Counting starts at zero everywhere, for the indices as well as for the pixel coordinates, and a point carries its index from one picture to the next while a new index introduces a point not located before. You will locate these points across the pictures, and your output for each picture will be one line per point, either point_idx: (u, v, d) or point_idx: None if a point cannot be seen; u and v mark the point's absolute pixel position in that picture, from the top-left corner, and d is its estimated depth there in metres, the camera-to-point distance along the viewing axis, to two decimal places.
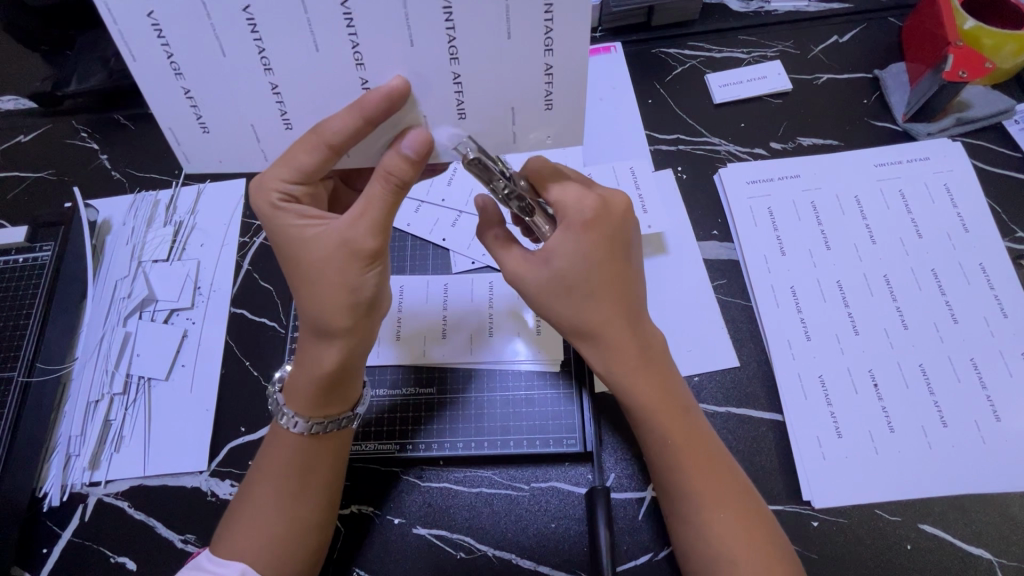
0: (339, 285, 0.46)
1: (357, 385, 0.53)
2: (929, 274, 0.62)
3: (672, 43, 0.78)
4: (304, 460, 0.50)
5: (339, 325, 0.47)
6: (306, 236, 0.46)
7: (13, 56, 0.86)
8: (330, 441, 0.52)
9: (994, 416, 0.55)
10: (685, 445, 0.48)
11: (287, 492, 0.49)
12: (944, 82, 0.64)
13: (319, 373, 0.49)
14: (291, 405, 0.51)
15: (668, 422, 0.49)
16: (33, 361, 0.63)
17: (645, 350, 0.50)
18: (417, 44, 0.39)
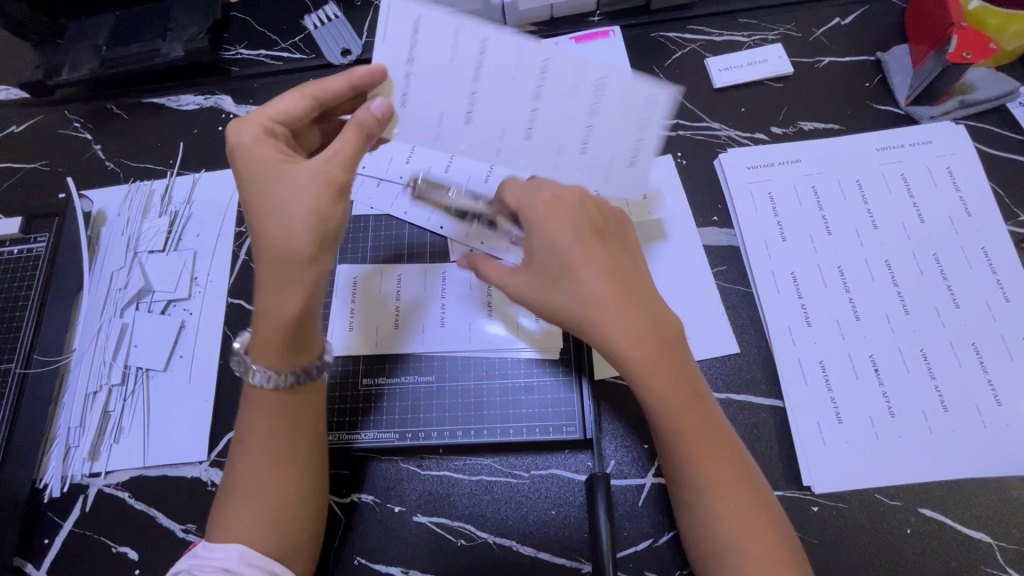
0: (310, 212, 0.47)
1: (318, 333, 0.52)
2: (930, 258, 0.61)
3: (671, 27, 0.77)
4: (287, 419, 0.50)
5: (302, 257, 0.47)
6: (278, 164, 0.49)
7: (4, 46, 0.85)
8: (301, 394, 0.51)
9: (995, 400, 0.55)
10: (688, 420, 0.47)
11: (276, 458, 0.49)
12: (948, 63, 0.63)
13: (283, 316, 0.48)
14: (257, 360, 0.49)
15: (669, 400, 0.47)
16: (30, 353, 0.63)
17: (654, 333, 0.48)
18: (519, 78, 0.49)
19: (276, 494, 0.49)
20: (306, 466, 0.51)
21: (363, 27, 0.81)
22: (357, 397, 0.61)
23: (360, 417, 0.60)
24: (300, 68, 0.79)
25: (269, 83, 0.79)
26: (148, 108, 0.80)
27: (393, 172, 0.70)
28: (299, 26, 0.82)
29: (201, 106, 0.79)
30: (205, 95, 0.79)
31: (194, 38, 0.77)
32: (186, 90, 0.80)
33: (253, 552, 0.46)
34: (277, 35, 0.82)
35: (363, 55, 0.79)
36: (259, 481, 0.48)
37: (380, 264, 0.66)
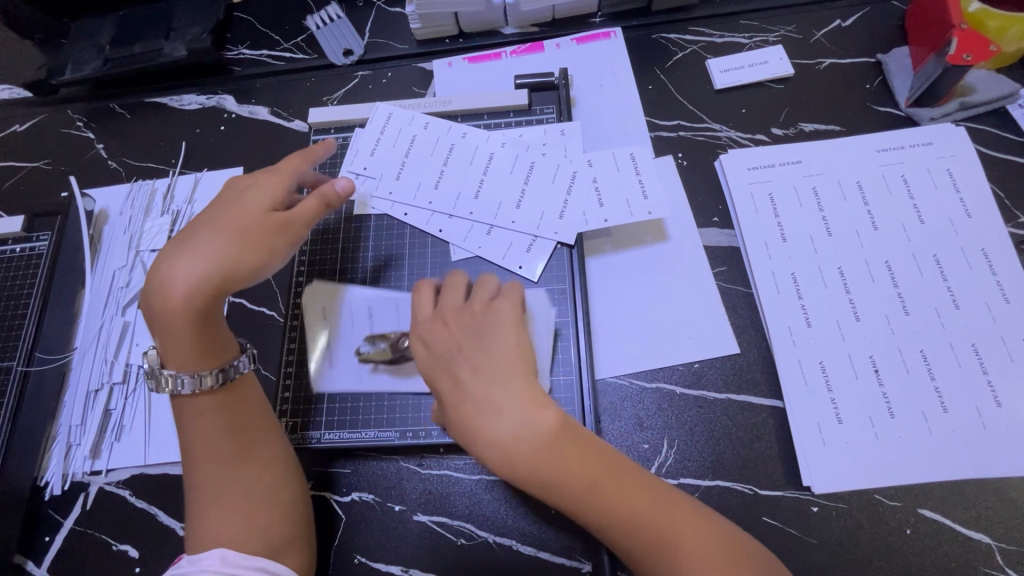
0: (237, 234, 0.52)
1: (222, 343, 0.53)
2: (930, 260, 0.61)
3: (673, 28, 0.77)
4: (234, 417, 0.53)
5: (204, 283, 0.50)
6: (240, 200, 0.55)
7: (9, 45, 0.85)
8: (242, 399, 0.54)
9: (995, 401, 0.55)
10: (591, 496, 0.44)
11: (235, 455, 0.51)
12: (948, 65, 0.63)
13: (192, 314, 0.50)
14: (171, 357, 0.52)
15: (562, 483, 0.44)
16: (32, 351, 0.63)
17: (540, 434, 0.45)
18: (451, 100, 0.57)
19: (241, 504, 0.49)
20: (262, 472, 0.52)
21: (366, 28, 0.81)
22: (357, 397, 0.61)
23: (360, 416, 0.60)
24: (303, 69, 0.80)
25: (271, 83, 0.79)
26: (151, 108, 0.80)
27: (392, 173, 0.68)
28: (301, 27, 0.82)
29: (204, 105, 0.79)
30: (207, 95, 0.80)
31: (197, 38, 0.77)
32: (189, 90, 0.80)
33: (234, 551, 0.46)
34: (280, 36, 0.82)
35: (365, 55, 0.79)
36: (221, 495, 0.50)
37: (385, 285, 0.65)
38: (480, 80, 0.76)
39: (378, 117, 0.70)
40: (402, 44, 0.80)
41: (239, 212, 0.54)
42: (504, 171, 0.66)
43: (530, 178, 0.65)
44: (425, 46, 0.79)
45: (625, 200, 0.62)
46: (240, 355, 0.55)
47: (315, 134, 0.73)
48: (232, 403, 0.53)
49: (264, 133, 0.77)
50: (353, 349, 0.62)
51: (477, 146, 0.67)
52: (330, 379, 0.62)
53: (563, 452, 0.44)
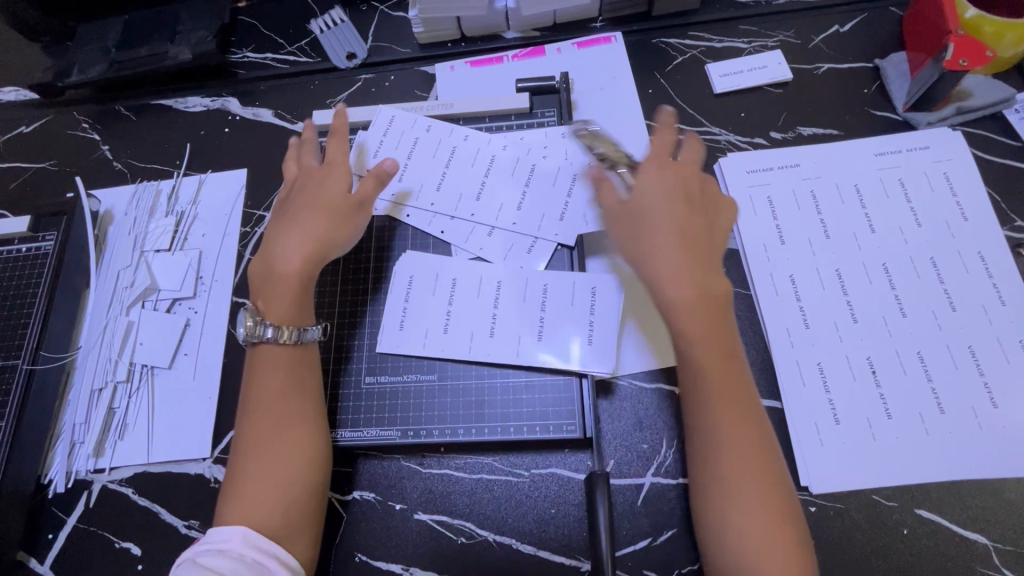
0: (320, 214, 0.60)
1: (306, 305, 0.58)
2: (928, 262, 0.62)
3: (672, 33, 0.78)
4: (292, 382, 0.55)
5: (303, 258, 0.58)
6: (310, 188, 0.62)
7: (15, 48, 0.86)
8: (304, 369, 0.56)
9: (991, 402, 0.56)
10: (718, 383, 0.49)
11: (287, 421, 0.53)
12: (944, 70, 0.64)
13: (293, 284, 0.58)
14: (269, 316, 0.56)
15: (705, 358, 0.49)
16: (37, 349, 0.64)
17: (703, 293, 0.51)
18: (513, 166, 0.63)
19: (289, 470, 0.51)
20: (308, 444, 0.53)
21: (369, 32, 0.82)
22: (359, 396, 0.61)
23: (362, 414, 0.61)
24: (306, 72, 0.80)
25: (275, 86, 0.80)
26: (156, 110, 0.81)
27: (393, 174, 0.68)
28: (306, 31, 0.83)
29: (208, 108, 0.80)
30: (212, 97, 0.81)
31: (202, 41, 0.78)
32: (193, 92, 0.81)
33: (256, 535, 0.47)
34: (284, 39, 0.83)
35: (369, 59, 0.80)
36: (272, 452, 0.51)
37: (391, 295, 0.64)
38: (481, 83, 0.77)
39: (380, 120, 0.71)
40: (405, 48, 0.80)
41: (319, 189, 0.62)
42: (502, 176, 0.67)
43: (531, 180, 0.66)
44: (427, 50, 0.80)
45: None
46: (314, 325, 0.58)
47: (318, 136, 0.74)
48: (297, 367, 0.56)
49: (268, 135, 0.78)
50: (356, 348, 0.63)
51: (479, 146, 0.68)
52: (332, 379, 0.62)
53: (707, 316, 0.50)
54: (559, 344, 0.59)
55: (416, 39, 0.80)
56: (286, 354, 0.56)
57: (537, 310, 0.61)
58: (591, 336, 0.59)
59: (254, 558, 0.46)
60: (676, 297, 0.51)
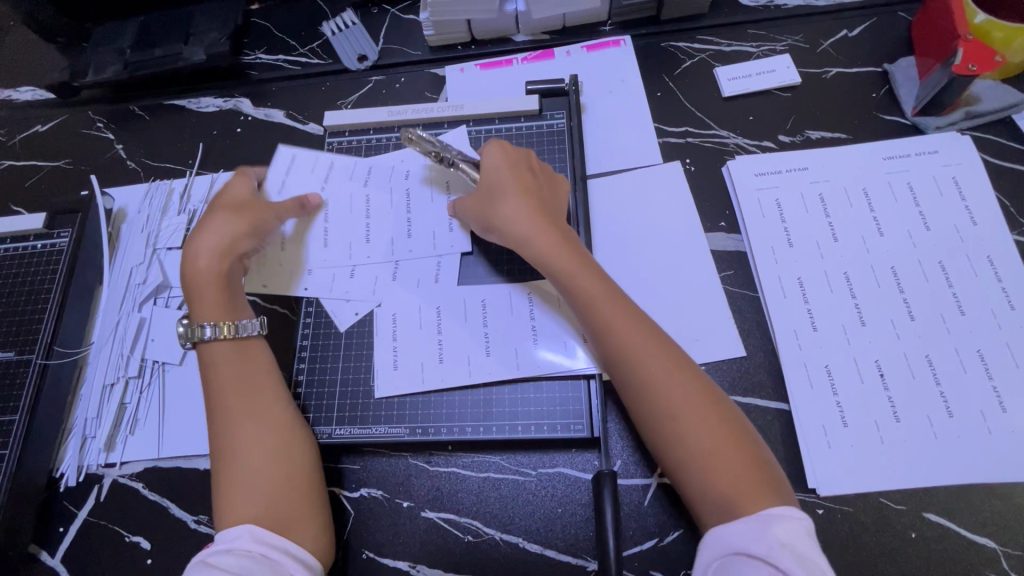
0: (234, 218, 0.61)
1: (234, 301, 0.59)
2: (936, 265, 0.62)
3: (681, 36, 0.79)
4: (247, 380, 0.55)
5: (221, 257, 0.59)
6: (224, 195, 0.64)
7: (32, 48, 0.88)
8: (257, 363, 0.57)
9: (1000, 406, 0.56)
10: (609, 310, 0.51)
11: (251, 416, 0.53)
12: (954, 74, 0.64)
13: (213, 282, 0.59)
14: (198, 319, 0.57)
15: (595, 292, 0.52)
16: (51, 345, 0.65)
17: (565, 241, 0.55)
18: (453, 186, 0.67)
19: (265, 464, 0.51)
20: (276, 437, 0.53)
21: (380, 34, 0.83)
22: (367, 393, 0.62)
23: (372, 411, 0.61)
24: (317, 73, 0.81)
25: (286, 87, 0.81)
26: (169, 110, 0.82)
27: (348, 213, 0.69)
28: (317, 33, 0.84)
29: (221, 108, 0.81)
30: (225, 98, 0.82)
31: (216, 42, 0.79)
32: (206, 93, 0.82)
33: (261, 529, 0.47)
34: (296, 41, 0.84)
35: (379, 61, 0.81)
36: (244, 447, 0.51)
37: (385, 310, 0.64)
38: (491, 85, 0.78)
39: (282, 158, 0.71)
40: (415, 50, 0.81)
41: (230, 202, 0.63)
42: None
43: None
44: (437, 52, 0.81)
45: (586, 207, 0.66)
46: (252, 318, 0.59)
47: (329, 137, 0.75)
48: (249, 363, 0.56)
49: (279, 136, 0.78)
50: (365, 345, 0.64)
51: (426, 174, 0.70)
52: (342, 376, 0.63)
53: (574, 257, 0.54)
54: (564, 341, 0.60)
55: (426, 41, 0.81)
56: (228, 349, 0.57)
57: (534, 315, 0.62)
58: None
59: (261, 553, 0.46)
60: (543, 252, 0.54)
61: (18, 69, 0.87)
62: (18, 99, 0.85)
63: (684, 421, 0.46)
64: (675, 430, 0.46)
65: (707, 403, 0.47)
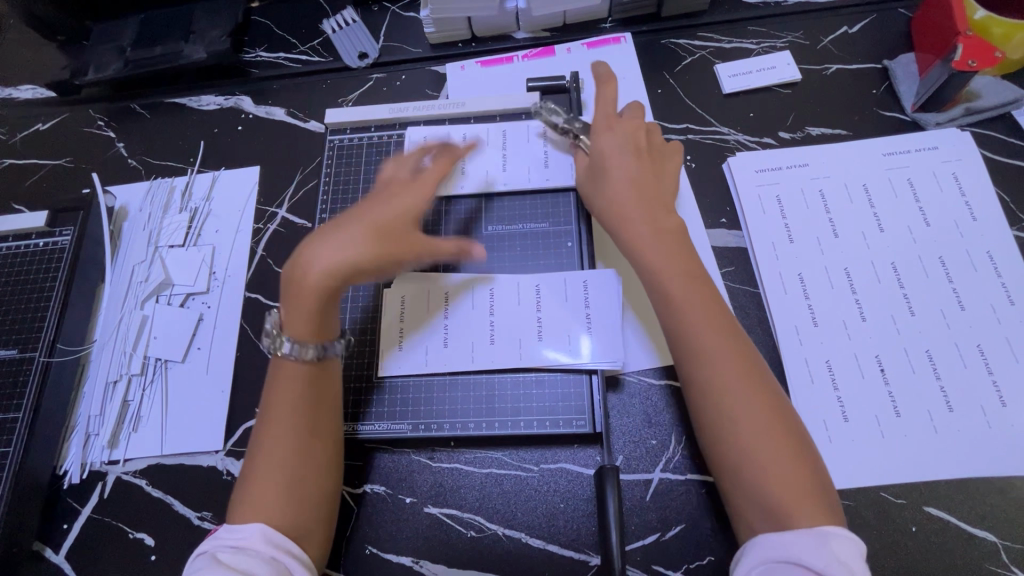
0: (408, 246, 0.57)
1: (329, 320, 0.56)
2: (936, 261, 0.62)
3: (681, 34, 0.79)
4: (308, 395, 0.53)
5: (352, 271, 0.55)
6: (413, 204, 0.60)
7: (32, 46, 0.88)
8: (323, 378, 0.55)
9: (999, 401, 0.56)
10: (729, 367, 0.48)
11: (305, 433, 0.52)
12: (954, 70, 0.64)
13: (324, 294, 0.54)
14: (293, 334, 0.54)
15: (710, 338, 0.50)
16: (53, 342, 0.65)
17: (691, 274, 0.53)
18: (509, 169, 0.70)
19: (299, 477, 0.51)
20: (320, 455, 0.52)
21: (381, 32, 0.83)
22: (367, 391, 0.62)
23: (373, 409, 0.61)
24: (318, 71, 0.81)
25: (287, 85, 0.81)
26: (170, 108, 0.82)
27: None
28: (319, 30, 0.84)
29: (222, 106, 0.81)
30: (225, 95, 0.82)
31: (217, 40, 0.79)
32: (207, 91, 0.82)
33: (274, 531, 0.48)
34: (297, 39, 0.84)
35: (380, 59, 0.81)
36: (288, 461, 0.51)
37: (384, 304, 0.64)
38: (493, 83, 0.78)
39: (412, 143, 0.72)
40: (416, 47, 0.81)
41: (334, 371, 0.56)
42: (516, 158, 0.70)
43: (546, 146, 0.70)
44: (438, 50, 0.81)
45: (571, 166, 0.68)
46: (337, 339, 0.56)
47: (331, 134, 0.75)
48: (317, 382, 0.54)
49: (280, 133, 0.79)
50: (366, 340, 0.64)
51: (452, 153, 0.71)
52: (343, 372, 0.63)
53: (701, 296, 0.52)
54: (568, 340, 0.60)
55: (427, 39, 0.81)
56: (297, 369, 0.54)
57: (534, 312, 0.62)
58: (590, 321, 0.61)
59: (272, 555, 0.46)
60: (660, 272, 0.53)
61: (17, 67, 0.87)
62: (18, 97, 0.85)
63: (770, 479, 0.45)
64: (755, 485, 0.45)
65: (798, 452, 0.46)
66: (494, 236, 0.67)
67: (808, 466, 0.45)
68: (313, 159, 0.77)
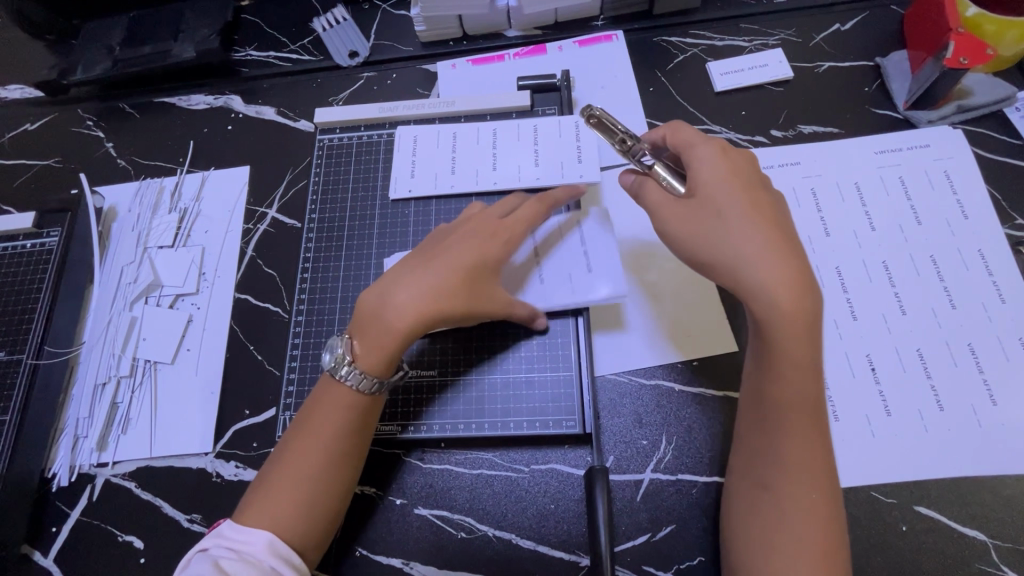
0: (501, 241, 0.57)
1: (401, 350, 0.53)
2: (928, 260, 0.62)
3: (673, 31, 0.78)
4: (357, 420, 0.52)
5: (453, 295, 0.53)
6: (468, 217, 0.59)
7: (20, 46, 0.87)
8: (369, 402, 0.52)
9: (990, 400, 0.56)
10: (792, 411, 0.46)
11: (339, 457, 0.50)
12: (945, 68, 0.64)
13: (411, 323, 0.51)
14: (362, 362, 0.51)
15: (789, 377, 0.46)
16: (41, 344, 0.64)
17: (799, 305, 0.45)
18: (498, 167, 0.69)
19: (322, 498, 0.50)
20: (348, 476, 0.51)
21: (372, 30, 0.82)
22: None
23: None
24: (308, 70, 0.81)
25: (277, 84, 0.81)
26: (159, 107, 0.81)
27: (401, 188, 0.70)
28: (309, 28, 0.83)
29: (211, 105, 0.81)
30: (215, 95, 0.81)
31: (206, 39, 0.79)
32: (197, 90, 0.82)
33: (281, 541, 0.47)
34: (287, 37, 0.83)
35: (371, 57, 0.80)
36: (317, 477, 0.50)
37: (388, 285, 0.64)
38: (484, 82, 0.77)
39: (403, 142, 0.72)
40: (407, 46, 0.81)
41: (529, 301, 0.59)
42: (508, 153, 0.69)
43: (537, 142, 0.69)
44: (429, 48, 0.80)
45: (561, 162, 0.67)
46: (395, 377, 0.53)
47: (320, 134, 0.75)
48: (365, 409, 0.52)
49: (270, 133, 0.78)
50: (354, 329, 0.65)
51: (444, 150, 0.71)
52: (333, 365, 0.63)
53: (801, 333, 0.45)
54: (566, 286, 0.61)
55: (417, 37, 0.81)
56: (349, 399, 0.51)
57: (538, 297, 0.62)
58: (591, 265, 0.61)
59: (271, 566, 0.45)
60: (781, 316, 0.45)
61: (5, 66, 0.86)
62: (7, 97, 0.84)
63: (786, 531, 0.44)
64: (762, 522, 0.46)
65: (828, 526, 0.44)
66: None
67: (833, 540, 0.44)
68: (302, 158, 0.77)
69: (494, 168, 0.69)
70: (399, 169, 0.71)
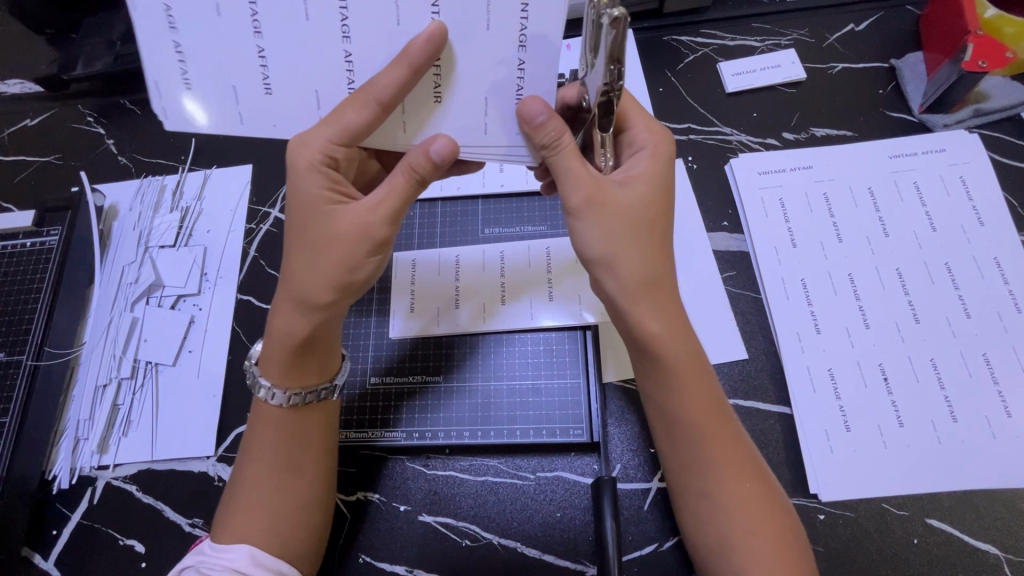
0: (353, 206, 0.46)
1: (330, 356, 0.52)
2: (942, 268, 0.61)
3: (684, 30, 0.77)
4: (291, 435, 0.50)
5: (323, 298, 0.47)
6: (325, 210, 0.46)
7: (20, 39, 0.86)
8: (312, 412, 0.51)
9: (1005, 411, 0.55)
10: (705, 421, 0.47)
11: (286, 471, 0.49)
12: (962, 71, 0.63)
13: (292, 342, 0.48)
14: (265, 375, 0.50)
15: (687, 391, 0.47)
16: (41, 346, 0.63)
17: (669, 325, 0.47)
18: (505, 169, 0.71)
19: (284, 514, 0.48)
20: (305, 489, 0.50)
21: None
22: (362, 393, 0.61)
23: (366, 416, 0.60)
24: None
25: None
26: None
27: None
28: None
29: None
30: None
31: None
32: None
33: (262, 552, 0.46)
34: None
35: None
36: (268, 495, 0.48)
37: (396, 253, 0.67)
38: None
39: None
40: None
41: (400, 167, 0.45)
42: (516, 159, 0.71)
43: None
44: None
45: None
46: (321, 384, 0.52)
47: None
48: (301, 421, 0.51)
49: None
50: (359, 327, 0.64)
51: None
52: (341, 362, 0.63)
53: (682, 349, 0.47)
54: (478, 116, 0.45)
55: None
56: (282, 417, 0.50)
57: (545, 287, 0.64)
58: (524, 39, 0.41)
59: None
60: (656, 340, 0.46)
61: (4, 60, 0.85)
62: (6, 91, 0.83)
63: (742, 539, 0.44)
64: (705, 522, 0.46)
65: (769, 504, 0.46)
66: (492, 239, 0.67)
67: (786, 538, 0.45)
68: None
69: (500, 171, 0.71)
70: (161, 75, 0.43)
